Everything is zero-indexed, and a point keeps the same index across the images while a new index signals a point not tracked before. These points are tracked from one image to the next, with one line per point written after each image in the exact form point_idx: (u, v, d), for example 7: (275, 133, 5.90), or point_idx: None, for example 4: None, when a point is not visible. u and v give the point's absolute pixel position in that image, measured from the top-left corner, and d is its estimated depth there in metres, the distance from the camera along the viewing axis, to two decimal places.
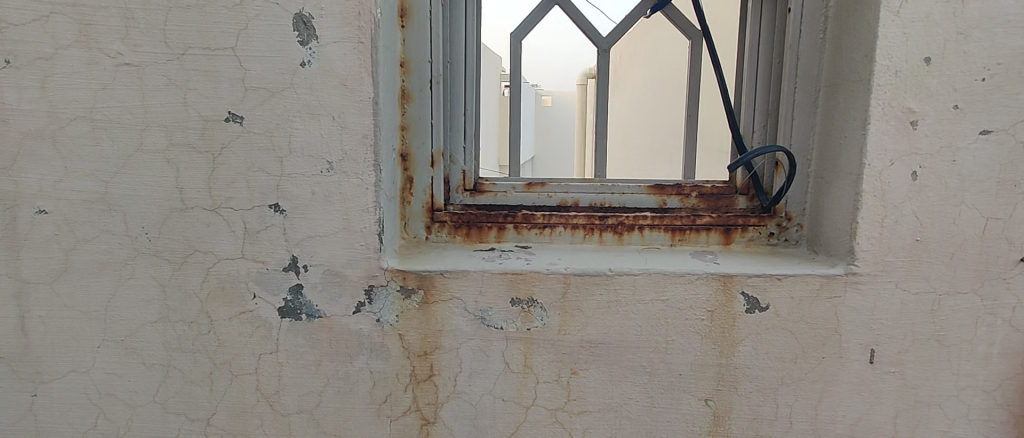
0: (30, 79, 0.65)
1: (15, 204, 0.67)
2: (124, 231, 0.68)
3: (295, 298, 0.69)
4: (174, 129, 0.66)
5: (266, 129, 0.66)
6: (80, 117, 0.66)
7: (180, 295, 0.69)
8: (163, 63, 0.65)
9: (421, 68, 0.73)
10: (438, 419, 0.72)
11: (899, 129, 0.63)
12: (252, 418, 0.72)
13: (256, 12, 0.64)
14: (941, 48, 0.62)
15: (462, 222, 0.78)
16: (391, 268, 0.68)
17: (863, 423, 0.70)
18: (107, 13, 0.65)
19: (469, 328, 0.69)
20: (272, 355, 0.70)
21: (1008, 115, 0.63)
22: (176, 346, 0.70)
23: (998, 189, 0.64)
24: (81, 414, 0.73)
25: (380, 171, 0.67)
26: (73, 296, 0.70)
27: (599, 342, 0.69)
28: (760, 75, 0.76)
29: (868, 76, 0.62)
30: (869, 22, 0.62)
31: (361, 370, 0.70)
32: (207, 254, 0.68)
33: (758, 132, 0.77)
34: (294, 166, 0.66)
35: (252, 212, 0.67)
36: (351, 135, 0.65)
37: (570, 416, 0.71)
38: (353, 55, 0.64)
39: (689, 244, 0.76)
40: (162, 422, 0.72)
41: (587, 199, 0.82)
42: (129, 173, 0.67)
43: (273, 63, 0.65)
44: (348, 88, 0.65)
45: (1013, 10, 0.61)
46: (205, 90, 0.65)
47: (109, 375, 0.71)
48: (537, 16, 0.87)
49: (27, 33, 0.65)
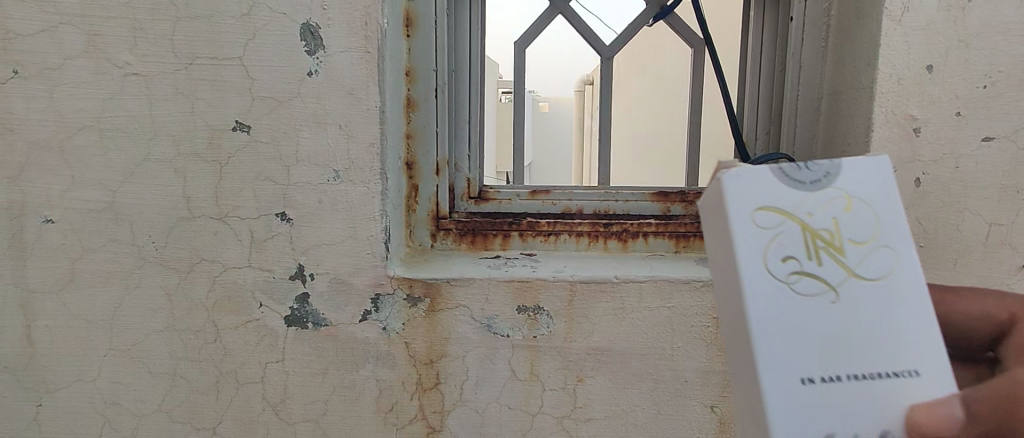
0: (38, 89, 0.66)
1: (23, 213, 0.68)
2: (130, 240, 0.68)
3: (301, 307, 0.69)
4: (181, 138, 0.66)
5: (273, 138, 0.66)
6: (87, 126, 0.67)
7: (186, 304, 0.69)
8: (170, 72, 0.66)
9: (426, 76, 0.74)
10: (444, 427, 0.71)
11: (901, 135, 0.64)
12: (258, 427, 0.72)
13: (263, 22, 0.65)
14: (943, 56, 0.62)
15: (467, 230, 0.78)
16: (397, 275, 0.68)
17: None
18: (114, 24, 0.65)
19: (475, 336, 0.69)
20: (278, 364, 0.70)
21: (1009, 122, 0.63)
22: (182, 355, 0.70)
23: (1001, 195, 0.64)
24: (85, 423, 0.72)
25: (386, 180, 0.67)
26: (78, 305, 0.70)
27: (605, 349, 0.69)
28: (762, 83, 0.76)
29: (871, 84, 0.63)
30: (872, 31, 0.63)
31: (367, 378, 0.70)
32: (214, 263, 0.68)
33: (762, 139, 0.77)
34: (300, 175, 0.66)
35: (258, 221, 0.67)
36: (358, 143, 0.66)
37: (576, 423, 0.71)
38: (359, 64, 0.65)
39: (693, 250, 0.77)
40: (167, 431, 0.72)
41: (591, 206, 0.81)
42: (135, 182, 0.67)
43: (280, 73, 0.65)
44: (355, 97, 0.65)
45: (1013, 19, 0.61)
46: (212, 99, 0.66)
47: (114, 384, 0.71)
48: (540, 26, 0.85)
49: (34, 44, 0.65)
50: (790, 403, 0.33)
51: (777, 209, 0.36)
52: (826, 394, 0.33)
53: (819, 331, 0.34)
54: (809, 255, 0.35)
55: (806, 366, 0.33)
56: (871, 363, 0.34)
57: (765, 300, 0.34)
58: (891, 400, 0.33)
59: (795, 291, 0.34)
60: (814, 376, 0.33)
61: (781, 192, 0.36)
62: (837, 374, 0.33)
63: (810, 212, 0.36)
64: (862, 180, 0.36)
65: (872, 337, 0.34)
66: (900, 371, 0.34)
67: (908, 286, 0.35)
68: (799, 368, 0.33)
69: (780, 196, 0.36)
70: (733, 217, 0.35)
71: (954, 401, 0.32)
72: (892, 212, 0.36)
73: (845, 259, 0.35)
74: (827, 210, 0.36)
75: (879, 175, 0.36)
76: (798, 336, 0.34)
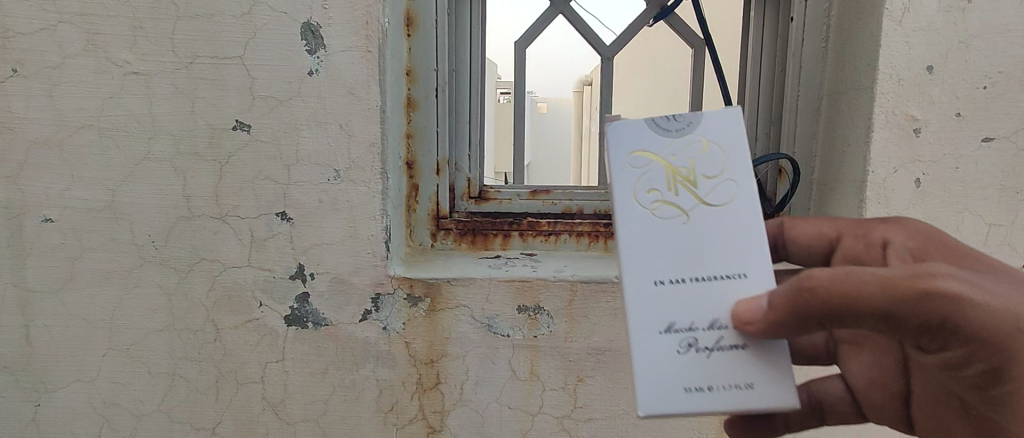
0: (37, 88, 0.66)
1: (22, 213, 0.68)
2: (130, 239, 0.68)
3: (302, 306, 0.68)
4: (181, 137, 0.66)
5: (273, 137, 0.66)
6: (87, 125, 0.66)
7: (186, 303, 0.69)
8: (170, 72, 0.66)
9: (427, 76, 0.74)
10: (444, 427, 0.71)
11: (901, 136, 0.64)
12: (258, 427, 0.71)
13: (264, 22, 0.64)
14: (943, 56, 0.63)
15: (467, 230, 0.78)
16: (397, 275, 0.68)
17: (869, 429, 0.70)
18: (114, 22, 0.65)
19: (475, 336, 0.69)
20: (278, 363, 0.70)
21: (1009, 122, 0.63)
22: (181, 354, 0.70)
23: (1001, 195, 0.64)
24: (84, 423, 0.72)
25: (387, 179, 0.67)
26: (77, 305, 0.70)
27: (606, 349, 0.69)
28: (762, 83, 0.76)
29: (871, 85, 0.64)
30: (872, 32, 0.63)
31: (367, 378, 0.70)
32: (213, 262, 0.68)
33: (762, 139, 0.77)
34: (300, 174, 0.66)
35: (258, 220, 0.67)
36: (358, 142, 0.66)
37: (576, 423, 0.71)
38: (361, 63, 0.65)
39: None
40: (166, 431, 0.72)
41: (592, 206, 0.81)
42: (135, 181, 0.67)
43: (280, 72, 0.65)
44: (356, 96, 0.65)
45: (1013, 20, 0.62)
46: (212, 98, 0.66)
47: (114, 383, 0.71)
48: (540, 26, 0.84)
49: (33, 42, 0.65)
50: (643, 301, 0.41)
51: (646, 151, 0.42)
52: (673, 293, 0.41)
53: (672, 248, 0.41)
54: (669, 188, 0.42)
55: (660, 274, 0.41)
56: (712, 272, 0.40)
57: (630, 224, 0.41)
58: (724, 299, 0.40)
59: (656, 216, 0.41)
60: (664, 279, 0.41)
61: (648, 137, 0.43)
62: (682, 278, 0.41)
63: (673, 153, 0.42)
64: (718, 128, 0.43)
65: (716, 253, 0.41)
66: (732, 277, 0.40)
67: (749, 211, 0.41)
68: (652, 273, 0.41)
69: (650, 142, 0.43)
70: (611, 158, 0.43)
71: (766, 298, 0.39)
72: (738, 149, 0.42)
73: (698, 191, 0.42)
74: (687, 152, 0.42)
75: (733, 124, 0.43)
76: (655, 253, 0.41)
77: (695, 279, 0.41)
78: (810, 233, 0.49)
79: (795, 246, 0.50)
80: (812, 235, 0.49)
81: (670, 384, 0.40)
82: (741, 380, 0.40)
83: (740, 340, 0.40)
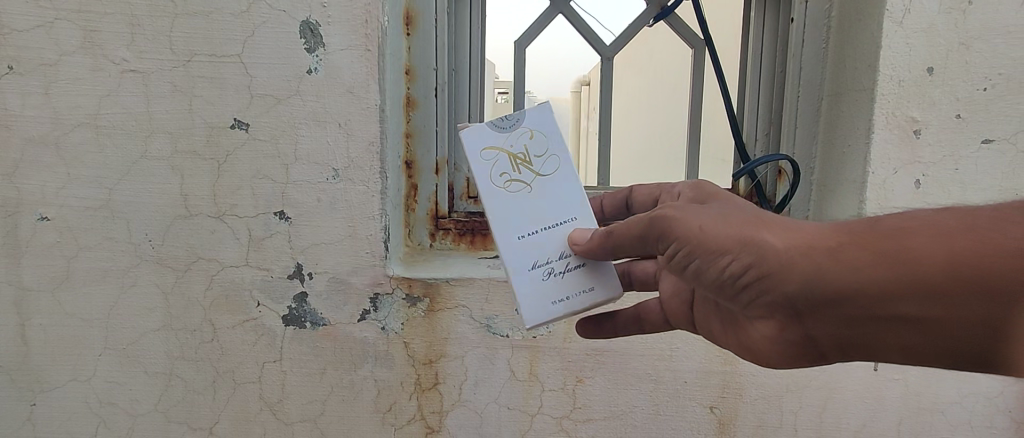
0: (34, 85, 0.65)
1: (18, 211, 0.67)
2: (127, 238, 0.68)
3: (300, 306, 0.68)
4: (179, 136, 0.66)
5: (272, 136, 0.66)
6: (84, 123, 0.66)
7: (183, 303, 0.69)
8: (168, 69, 0.65)
9: (426, 75, 0.73)
10: (443, 427, 0.71)
11: (901, 138, 0.64)
12: (255, 427, 0.71)
13: (262, 20, 0.64)
14: (943, 58, 0.63)
15: (467, 230, 0.77)
16: (397, 275, 0.67)
17: (868, 430, 0.70)
18: (112, 20, 0.65)
19: (474, 336, 0.69)
20: (276, 363, 0.70)
21: (1008, 124, 0.64)
22: (178, 354, 0.70)
23: (1000, 197, 0.65)
24: (80, 423, 0.72)
25: (385, 179, 0.66)
26: (74, 303, 0.69)
27: (605, 350, 0.69)
28: (763, 83, 0.75)
29: (872, 86, 0.64)
30: (872, 32, 0.63)
31: (365, 378, 0.70)
32: (211, 262, 0.68)
33: (762, 140, 0.76)
34: (299, 173, 0.66)
35: (256, 219, 0.67)
36: (357, 142, 0.65)
37: (576, 424, 0.71)
38: (360, 62, 0.64)
39: None
40: (163, 431, 0.71)
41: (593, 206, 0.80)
42: (133, 180, 0.67)
43: (279, 70, 0.65)
44: (355, 95, 0.65)
45: (1013, 22, 0.62)
46: (210, 96, 0.65)
47: (110, 383, 0.71)
48: (540, 25, 0.82)
49: (29, 39, 0.65)
50: (509, 253, 0.48)
51: (493, 146, 0.49)
52: (532, 242, 0.48)
53: (523, 210, 0.49)
54: (512, 168, 0.49)
55: (517, 232, 0.48)
56: (551, 221, 0.49)
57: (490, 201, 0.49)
58: (564, 240, 0.49)
59: (508, 192, 0.49)
60: (523, 233, 0.48)
61: (490, 135, 0.50)
62: (535, 229, 0.49)
63: (511, 143, 0.50)
64: (540, 119, 0.50)
65: (554, 207, 0.49)
66: (565, 222, 0.49)
67: (571, 175, 0.50)
68: (515, 231, 0.48)
69: (493, 138, 0.50)
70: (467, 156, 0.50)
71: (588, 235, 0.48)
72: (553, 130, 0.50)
73: (533, 166, 0.49)
74: (521, 140, 0.50)
75: (549, 116, 0.51)
76: (510, 217, 0.49)
77: (542, 229, 0.49)
78: (648, 191, 0.55)
79: (634, 205, 0.56)
80: (645, 195, 0.55)
81: (539, 304, 0.48)
82: (583, 287, 0.48)
83: (575, 263, 0.48)
